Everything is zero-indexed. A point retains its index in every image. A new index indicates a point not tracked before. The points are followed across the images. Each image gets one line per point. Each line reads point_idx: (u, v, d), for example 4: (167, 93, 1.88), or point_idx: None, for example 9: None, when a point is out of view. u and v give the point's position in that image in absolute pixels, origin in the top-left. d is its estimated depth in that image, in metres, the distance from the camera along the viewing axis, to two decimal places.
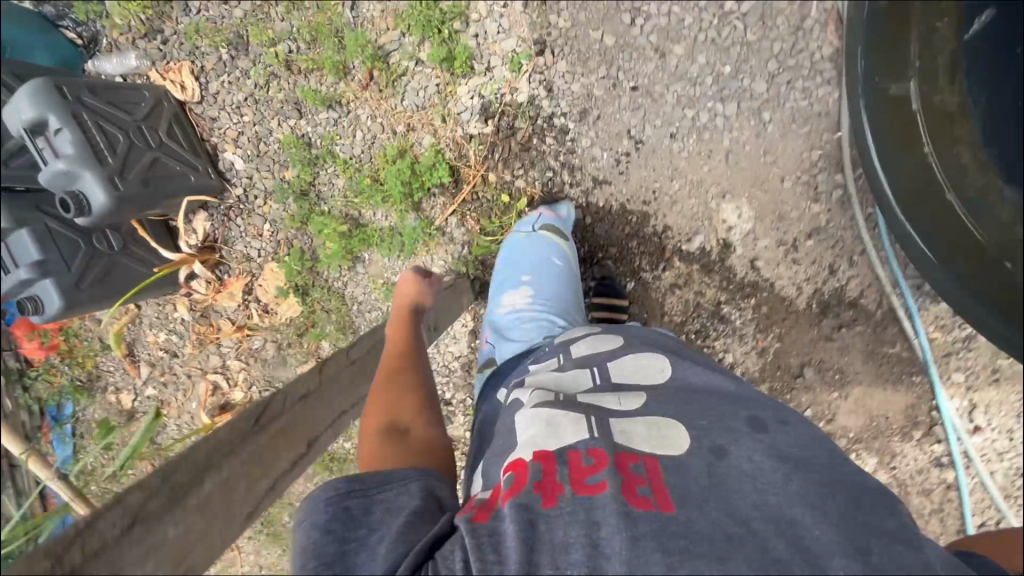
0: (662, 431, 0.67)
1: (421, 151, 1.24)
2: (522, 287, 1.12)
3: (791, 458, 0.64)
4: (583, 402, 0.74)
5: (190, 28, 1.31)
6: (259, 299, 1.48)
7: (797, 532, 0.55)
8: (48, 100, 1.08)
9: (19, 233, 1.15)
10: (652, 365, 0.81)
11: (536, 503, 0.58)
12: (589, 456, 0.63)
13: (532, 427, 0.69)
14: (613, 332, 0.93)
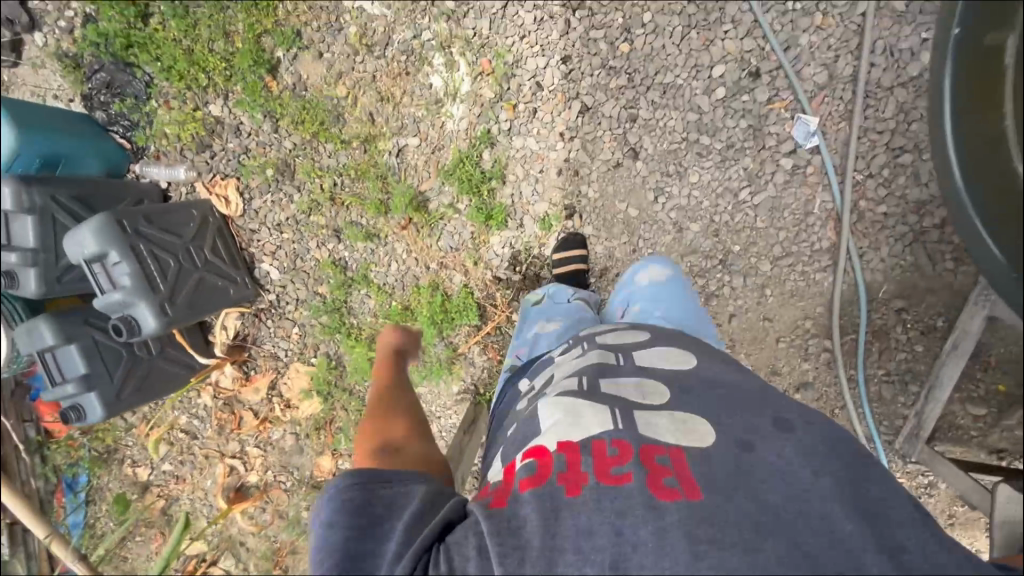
0: (683, 424, 0.70)
1: (452, 289, 1.34)
2: (552, 321, 1.09)
3: (822, 453, 0.65)
4: (606, 394, 0.77)
5: (241, 152, 1.39)
6: (282, 394, 1.56)
7: (827, 526, 0.57)
8: (112, 237, 1.15)
9: (68, 349, 1.22)
10: (677, 357, 0.85)
11: (560, 492, 0.62)
12: (614, 447, 0.66)
13: (554, 416, 0.74)
14: (640, 331, 0.95)
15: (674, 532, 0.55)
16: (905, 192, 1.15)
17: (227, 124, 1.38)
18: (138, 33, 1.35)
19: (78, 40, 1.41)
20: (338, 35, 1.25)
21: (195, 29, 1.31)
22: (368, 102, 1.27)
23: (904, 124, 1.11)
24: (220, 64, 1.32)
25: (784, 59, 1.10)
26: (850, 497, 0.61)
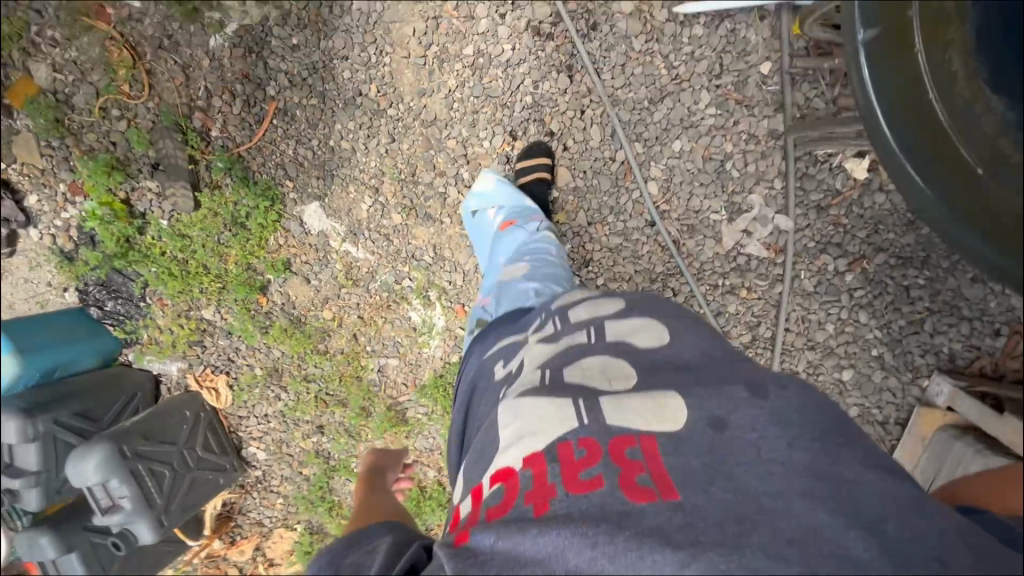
0: (657, 398, 0.67)
1: (426, 481, 1.48)
2: (519, 265, 1.08)
3: (796, 423, 0.62)
4: (570, 385, 0.73)
5: (231, 349, 1.49)
6: (266, 554, 1.68)
7: (807, 504, 0.54)
8: (114, 466, 1.25)
9: (68, 557, 1.32)
10: (649, 331, 0.82)
11: (529, 514, 0.58)
12: (581, 447, 0.63)
13: (516, 424, 0.70)
14: (612, 298, 0.91)
15: (656, 542, 0.52)
16: None
17: (219, 326, 1.48)
18: (136, 243, 1.45)
19: (75, 241, 1.49)
20: (325, 268, 1.37)
21: (191, 249, 1.42)
22: (353, 325, 1.40)
23: (813, 376, 1.31)
24: (213, 281, 1.42)
25: (716, 323, 1.27)
26: (832, 469, 0.58)
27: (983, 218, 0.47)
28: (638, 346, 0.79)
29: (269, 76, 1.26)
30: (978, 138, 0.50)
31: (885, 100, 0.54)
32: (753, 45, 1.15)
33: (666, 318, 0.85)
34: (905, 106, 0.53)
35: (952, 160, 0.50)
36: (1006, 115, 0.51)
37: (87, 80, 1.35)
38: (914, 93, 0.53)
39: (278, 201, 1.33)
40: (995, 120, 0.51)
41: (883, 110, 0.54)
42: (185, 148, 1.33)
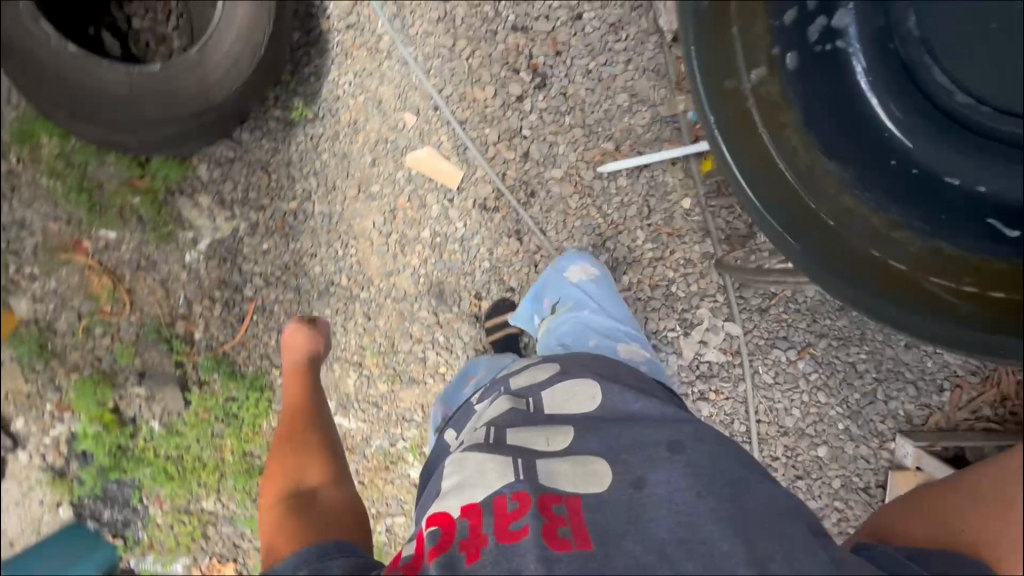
0: (586, 462, 0.78)
1: None
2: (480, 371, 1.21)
3: (705, 475, 0.74)
4: (512, 445, 0.83)
5: (235, 536, 1.48)
6: None
7: (706, 550, 0.64)
8: None
9: None
10: (583, 392, 0.93)
11: (460, 561, 0.67)
12: (514, 501, 0.72)
13: (456, 477, 0.81)
14: (554, 363, 1.03)
15: None
16: (804, 502, 1.41)
17: (221, 514, 1.47)
18: (129, 448, 1.47)
19: (65, 454, 1.49)
20: None
21: (185, 444, 1.44)
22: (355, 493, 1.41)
23: (792, 458, 1.41)
24: (212, 472, 1.45)
25: None
26: (736, 517, 0.69)
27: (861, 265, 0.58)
28: (572, 410, 0.90)
29: (244, 279, 1.35)
30: (817, 200, 0.60)
31: (754, 175, 0.58)
32: (671, 186, 1.31)
33: (597, 376, 0.96)
34: (774, 184, 0.59)
35: (818, 231, 0.59)
36: (840, 169, 0.61)
37: (69, 306, 1.42)
38: (769, 169, 0.59)
39: (266, 389, 1.40)
40: (828, 179, 0.60)
41: (753, 184, 0.58)
42: (172, 354, 1.41)
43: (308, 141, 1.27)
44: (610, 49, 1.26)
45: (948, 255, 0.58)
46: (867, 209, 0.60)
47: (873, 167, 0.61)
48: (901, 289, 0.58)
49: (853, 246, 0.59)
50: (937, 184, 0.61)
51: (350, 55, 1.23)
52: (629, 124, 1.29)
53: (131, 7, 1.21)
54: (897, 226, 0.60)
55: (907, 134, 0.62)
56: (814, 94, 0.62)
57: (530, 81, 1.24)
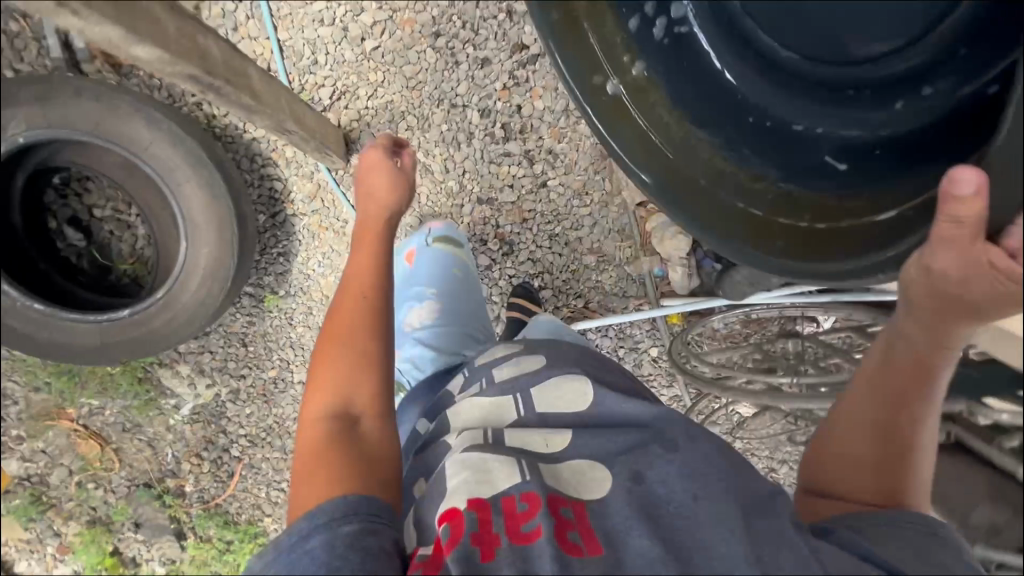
0: (587, 464, 0.69)
1: None
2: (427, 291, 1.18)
3: (705, 471, 0.63)
4: (512, 447, 0.72)
5: None
6: None
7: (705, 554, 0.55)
8: None
9: None
10: (575, 389, 0.80)
11: (475, 558, 0.57)
12: (524, 502, 0.62)
13: (462, 474, 0.67)
14: (537, 349, 0.88)
15: None
16: None
17: None
18: None
19: None
20: None
21: None
22: None
23: None
24: None
25: None
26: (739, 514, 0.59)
27: (736, 218, 0.65)
28: (567, 413, 0.77)
29: (230, 440, 1.40)
30: (674, 151, 0.68)
31: (626, 145, 0.68)
32: (639, 337, 1.35)
33: (582, 365, 0.84)
34: (634, 138, 0.69)
35: (672, 171, 0.67)
36: (710, 133, 0.68)
37: (60, 464, 1.45)
38: (625, 117, 0.69)
39: (261, 534, 1.46)
40: (697, 141, 0.68)
41: (620, 140, 0.68)
42: (165, 507, 1.46)
43: (282, 316, 1.29)
44: (577, 214, 1.27)
45: (804, 201, 0.63)
46: (728, 172, 0.67)
47: (733, 129, 0.67)
48: (761, 232, 0.63)
49: (719, 199, 0.66)
50: (792, 140, 0.65)
51: (317, 238, 1.23)
52: (597, 281, 1.31)
53: (90, 198, 1.18)
54: (758, 177, 0.66)
55: (758, 94, 0.66)
56: (673, 70, 0.69)
57: (497, 253, 1.27)
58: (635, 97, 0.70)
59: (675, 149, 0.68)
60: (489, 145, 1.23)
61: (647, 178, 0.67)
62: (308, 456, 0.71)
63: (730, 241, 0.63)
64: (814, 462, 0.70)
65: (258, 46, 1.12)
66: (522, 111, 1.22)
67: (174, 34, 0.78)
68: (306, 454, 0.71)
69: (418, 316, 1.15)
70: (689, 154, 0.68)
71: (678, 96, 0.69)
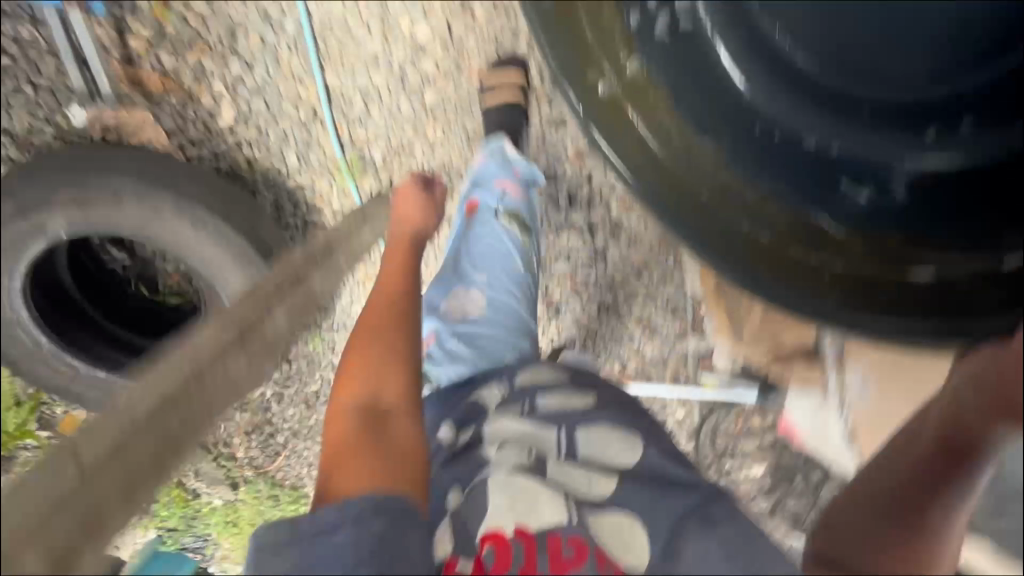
0: (628, 523, 0.62)
1: None
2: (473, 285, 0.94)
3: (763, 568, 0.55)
4: (556, 477, 0.66)
5: None
6: None
7: None
8: None
9: None
10: (623, 440, 0.71)
11: None
12: (570, 548, 0.57)
13: (507, 495, 0.62)
14: (584, 386, 0.80)
15: None
16: None
17: None
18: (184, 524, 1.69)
19: None
20: None
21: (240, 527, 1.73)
22: None
23: None
24: None
25: None
26: None
27: (794, 270, 0.38)
28: (613, 463, 0.68)
29: (276, 430, 1.52)
30: (683, 164, 0.40)
31: (623, 150, 0.40)
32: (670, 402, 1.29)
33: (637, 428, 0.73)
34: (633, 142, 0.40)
35: (684, 175, 0.40)
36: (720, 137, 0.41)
37: None
38: (612, 104, 0.40)
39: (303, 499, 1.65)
40: (705, 153, 0.40)
41: (612, 142, 0.40)
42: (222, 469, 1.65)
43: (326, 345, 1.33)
44: (631, 287, 1.21)
45: (858, 243, 0.39)
46: (737, 200, 0.40)
47: (746, 134, 0.40)
48: (800, 274, 0.38)
49: (735, 230, 0.39)
50: (881, 189, 0.39)
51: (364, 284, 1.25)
52: (640, 351, 1.27)
53: (109, 245, 1.05)
54: (771, 200, 0.40)
55: (786, 91, 0.40)
56: (675, 58, 0.41)
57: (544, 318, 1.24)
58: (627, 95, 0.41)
59: (681, 157, 0.40)
60: (551, 211, 1.14)
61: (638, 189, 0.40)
62: (336, 456, 0.59)
63: (767, 287, 0.38)
64: (819, 533, 0.57)
65: (302, 87, 0.97)
66: (592, 178, 1.10)
67: (246, 376, 0.49)
68: (338, 454, 0.59)
69: (461, 301, 0.94)
70: (692, 163, 0.40)
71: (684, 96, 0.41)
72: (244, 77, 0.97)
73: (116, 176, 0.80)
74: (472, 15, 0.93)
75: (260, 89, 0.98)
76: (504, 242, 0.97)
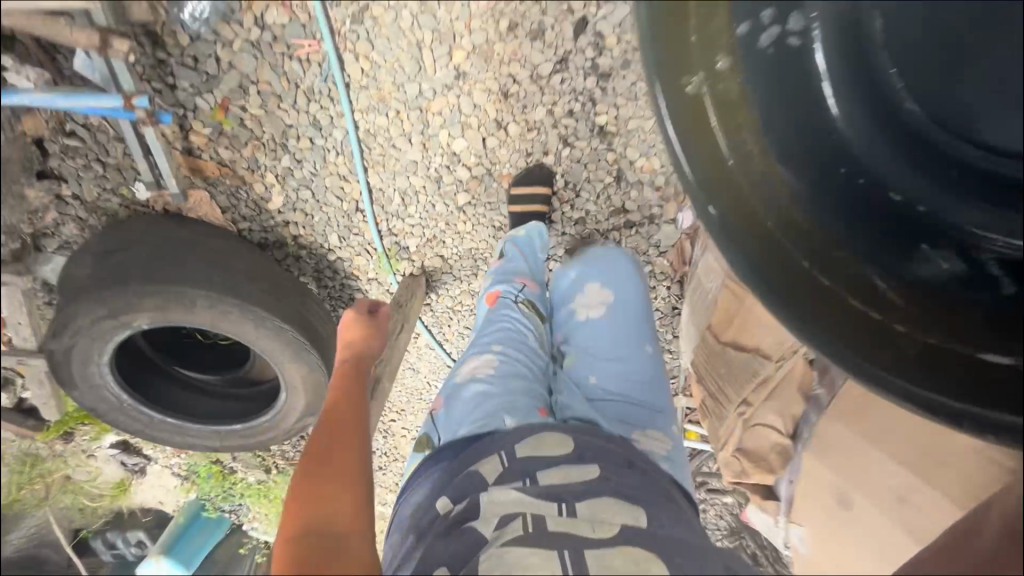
0: (643, 567, 0.52)
1: None
2: (488, 353, 0.83)
3: None
4: (553, 534, 0.55)
5: None
6: None
7: None
8: None
9: None
10: (630, 501, 0.61)
11: None
12: None
13: (499, 573, 0.51)
14: (590, 445, 0.68)
15: None
16: None
17: None
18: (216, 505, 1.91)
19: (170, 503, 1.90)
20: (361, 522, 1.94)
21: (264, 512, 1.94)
22: None
23: None
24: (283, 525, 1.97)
25: None
26: None
27: (837, 314, 0.42)
28: (621, 521, 0.58)
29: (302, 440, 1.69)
30: (758, 196, 0.43)
31: (696, 163, 0.42)
32: None
33: (648, 492, 0.63)
34: (712, 161, 0.42)
35: (748, 208, 0.43)
36: (798, 179, 0.45)
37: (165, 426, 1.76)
38: (704, 136, 0.42)
39: None
40: (783, 187, 0.44)
41: (685, 151, 0.42)
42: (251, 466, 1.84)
43: None
44: None
45: (914, 298, 0.44)
46: (806, 230, 0.44)
47: (836, 184, 0.46)
48: (856, 332, 0.42)
49: (789, 256, 0.43)
50: (897, 219, 0.47)
51: None
52: None
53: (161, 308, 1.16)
54: (838, 245, 0.45)
55: (875, 150, 0.48)
56: (778, 94, 0.46)
57: None
58: (717, 111, 0.43)
59: (761, 182, 0.44)
60: None
61: (710, 211, 0.42)
62: None
63: (819, 322, 0.42)
64: None
65: (347, 183, 1.07)
66: None
67: None
68: None
69: (470, 367, 0.81)
70: (767, 188, 0.44)
71: (778, 137, 0.45)
72: (294, 169, 1.06)
73: (190, 289, 0.95)
74: (506, 130, 1.01)
75: (308, 180, 1.07)
76: (514, 315, 0.91)
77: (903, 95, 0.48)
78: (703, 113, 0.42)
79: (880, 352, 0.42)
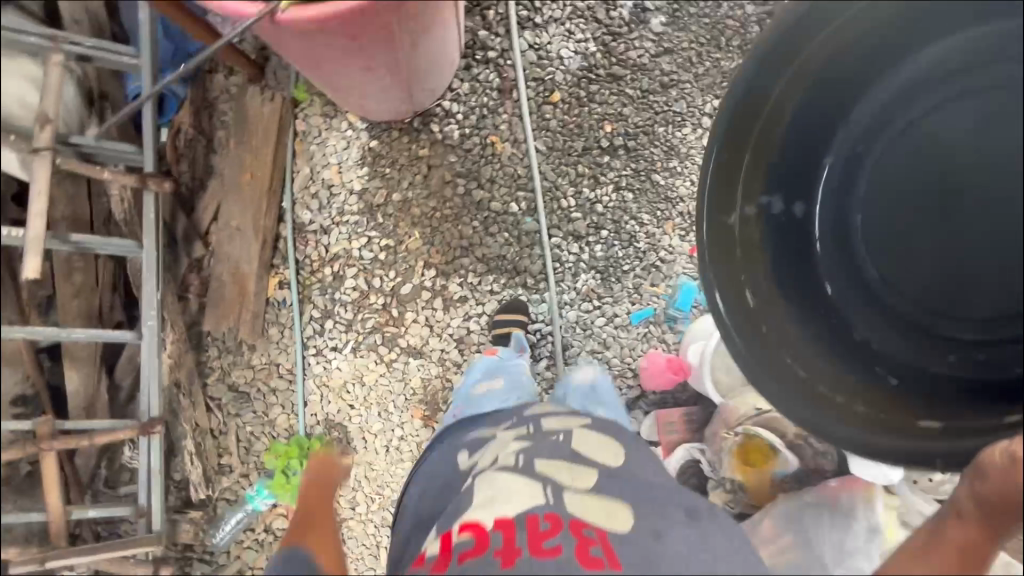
0: (608, 509, 0.73)
1: None
2: (495, 379, 1.13)
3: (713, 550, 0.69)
4: (539, 470, 0.77)
5: None
6: None
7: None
8: None
9: None
10: (608, 446, 0.83)
11: (495, 566, 0.65)
12: (546, 521, 0.70)
13: (491, 492, 0.75)
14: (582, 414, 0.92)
15: None
16: None
17: None
18: None
19: None
20: None
21: None
22: None
23: None
24: None
25: None
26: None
27: (802, 388, 0.74)
28: (599, 459, 0.81)
29: None
30: (767, 323, 0.77)
31: (720, 277, 0.78)
32: None
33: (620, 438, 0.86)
34: (733, 284, 0.78)
35: (755, 313, 0.77)
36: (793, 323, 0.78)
37: None
38: (727, 253, 0.78)
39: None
40: (778, 321, 0.78)
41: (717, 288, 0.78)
42: None
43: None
44: None
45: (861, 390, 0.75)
46: (792, 341, 0.77)
47: (820, 319, 0.79)
48: (828, 406, 0.73)
49: (781, 361, 0.76)
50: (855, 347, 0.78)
51: None
52: None
53: None
54: (817, 350, 0.77)
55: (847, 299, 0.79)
56: (783, 248, 0.80)
57: None
58: (744, 252, 0.79)
59: (766, 296, 0.78)
60: None
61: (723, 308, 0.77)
62: None
63: (796, 404, 0.74)
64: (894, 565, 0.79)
65: None
66: None
67: None
68: None
69: (483, 387, 1.12)
70: (770, 309, 0.78)
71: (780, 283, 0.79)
72: None
73: None
74: None
75: None
76: (516, 362, 1.19)
77: (871, 215, 0.77)
78: (737, 253, 0.78)
79: (849, 418, 0.72)
